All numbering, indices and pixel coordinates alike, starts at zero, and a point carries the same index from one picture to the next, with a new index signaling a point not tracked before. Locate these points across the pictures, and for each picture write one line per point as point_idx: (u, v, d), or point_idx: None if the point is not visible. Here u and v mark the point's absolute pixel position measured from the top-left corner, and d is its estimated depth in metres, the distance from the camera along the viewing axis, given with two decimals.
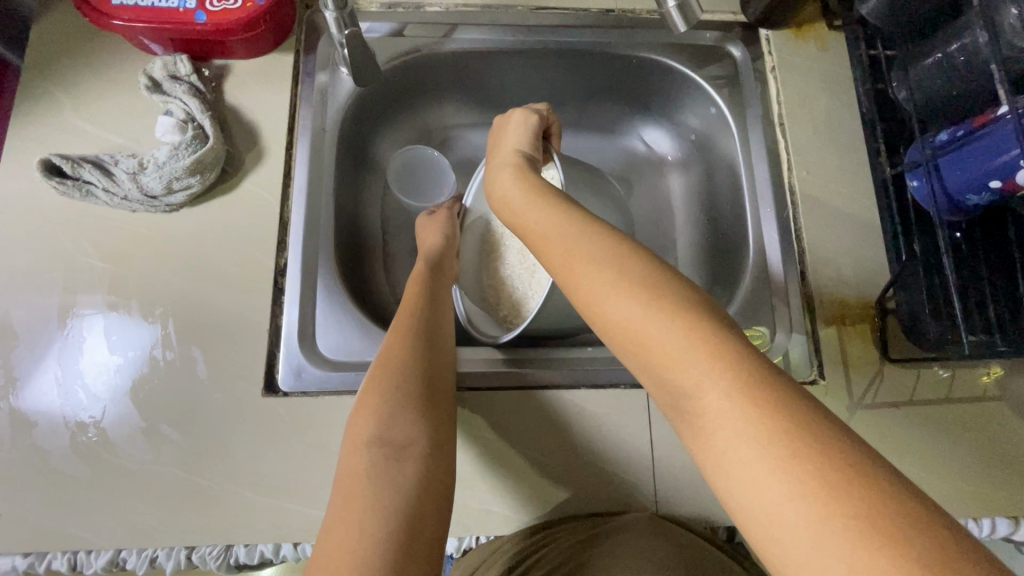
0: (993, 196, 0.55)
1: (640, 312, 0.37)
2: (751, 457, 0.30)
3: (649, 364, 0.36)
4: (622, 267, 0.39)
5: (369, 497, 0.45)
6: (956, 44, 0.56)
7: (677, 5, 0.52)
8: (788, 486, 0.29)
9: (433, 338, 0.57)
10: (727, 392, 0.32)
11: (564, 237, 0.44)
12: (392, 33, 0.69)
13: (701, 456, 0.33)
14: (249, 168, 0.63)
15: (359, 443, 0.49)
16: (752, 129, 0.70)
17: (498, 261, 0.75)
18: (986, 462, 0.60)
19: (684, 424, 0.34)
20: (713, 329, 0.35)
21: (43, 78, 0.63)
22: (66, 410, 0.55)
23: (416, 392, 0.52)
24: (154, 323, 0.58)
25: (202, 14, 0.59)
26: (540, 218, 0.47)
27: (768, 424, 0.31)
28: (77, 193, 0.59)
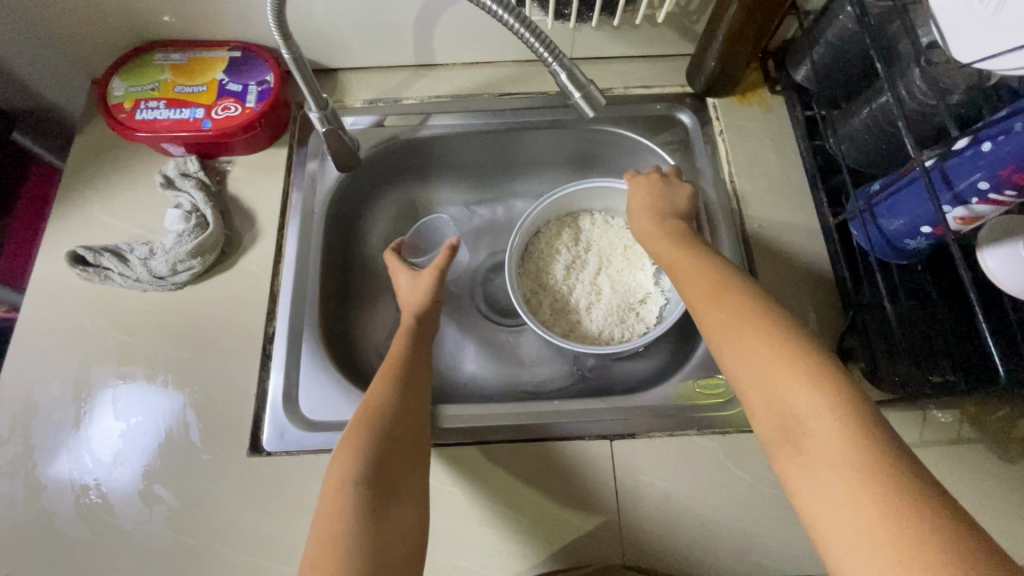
0: (929, 240, 0.59)
1: (756, 354, 0.47)
2: (839, 483, 0.39)
3: (759, 395, 0.46)
4: (747, 318, 0.49)
5: (351, 539, 0.46)
6: (876, 104, 0.61)
7: (582, 95, 0.51)
8: (854, 504, 0.38)
9: (399, 382, 0.60)
10: (831, 423, 0.41)
11: (714, 288, 0.54)
12: (374, 125, 0.78)
13: (786, 471, 0.43)
14: (244, 248, 0.71)
15: (337, 484, 0.50)
16: (704, 188, 0.75)
17: (550, 269, 0.81)
18: (966, 506, 0.59)
19: (782, 444, 0.43)
20: (828, 374, 0.44)
21: (76, 182, 0.73)
22: (75, 473, 0.60)
23: (381, 429, 0.54)
24: (157, 390, 0.64)
25: (208, 122, 0.70)
26: (692, 277, 0.56)
27: (859, 457, 0.39)
28: (96, 278, 0.67)
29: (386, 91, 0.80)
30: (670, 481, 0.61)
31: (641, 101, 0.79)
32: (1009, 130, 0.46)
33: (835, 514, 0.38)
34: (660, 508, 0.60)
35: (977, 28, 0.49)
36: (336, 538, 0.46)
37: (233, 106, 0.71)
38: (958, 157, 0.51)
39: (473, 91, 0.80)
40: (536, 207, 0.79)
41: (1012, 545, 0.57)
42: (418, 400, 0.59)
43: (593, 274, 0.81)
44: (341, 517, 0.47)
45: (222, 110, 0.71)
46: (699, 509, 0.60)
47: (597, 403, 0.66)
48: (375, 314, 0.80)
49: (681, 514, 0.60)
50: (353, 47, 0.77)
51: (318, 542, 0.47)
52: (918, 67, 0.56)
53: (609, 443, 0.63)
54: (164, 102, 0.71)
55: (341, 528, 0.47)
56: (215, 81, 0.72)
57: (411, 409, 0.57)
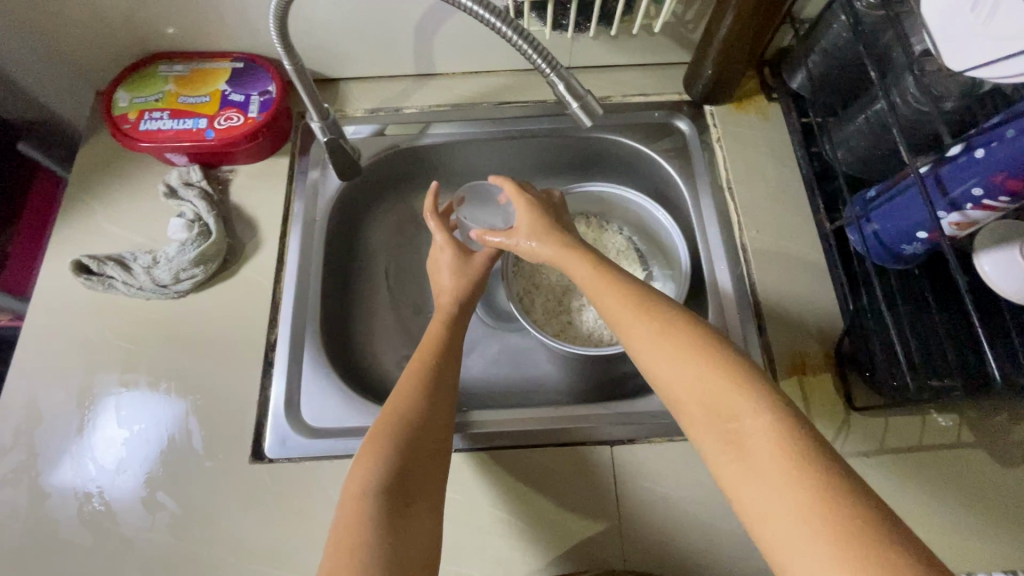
0: (924, 245, 0.59)
1: (681, 364, 0.48)
2: (775, 491, 0.40)
3: (694, 402, 0.47)
4: (672, 329, 0.51)
5: (371, 546, 0.45)
6: (871, 111, 0.62)
7: (578, 105, 0.52)
8: (791, 497, 0.39)
9: (426, 391, 0.57)
10: (760, 420, 0.43)
11: (629, 308, 0.54)
12: (375, 134, 0.79)
13: (723, 478, 0.44)
14: (247, 257, 0.71)
15: (356, 494, 0.48)
16: (702, 194, 0.76)
17: (544, 272, 0.82)
18: (966, 511, 0.59)
19: (721, 455, 0.44)
20: (749, 374, 0.46)
21: (80, 191, 0.74)
22: (78, 481, 0.61)
23: (400, 437, 0.52)
24: (160, 398, 0.64)
25: (211, 132, 0.71)
26: (611, 295, 0.56)
27: (789, 448, 0.41)
28: (100, 286, 0.68)
29: (388, 100, 0.81)
30: (671, 486, 0.61)
31: (639, 109, 0.80)
32: (1001, 137, 0.47)
33: (777, 510, 0.39)
34: (661, 513, 0.60)
35: (974, 38, 0.49)
36: (356, 546, 0.45)
37: (235, 116, 0.72)
38: (952, 163, 0.51)
39: (473, 99, 0.81)
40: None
41: (1012, 550, 0.57)
42: (443, 411, 0.57)
43: None
44: (359, 525, 0.46)
45: (225, 121, 0.71)
46: (700, 514, 0.60)
47: (597, 409, 0.66)
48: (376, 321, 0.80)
49: (682, 519, 0.60)
50: (355, 57, 0.78)
51: (335, 550, 0.45)
52: (912, 75, 0.57)
53: (610, 449, 0.63)
54: (168, 112, 0.72)
55: (360, 536, 0.45)
56: (218, 92, 0.73)
57: (432, 416, 0.56)
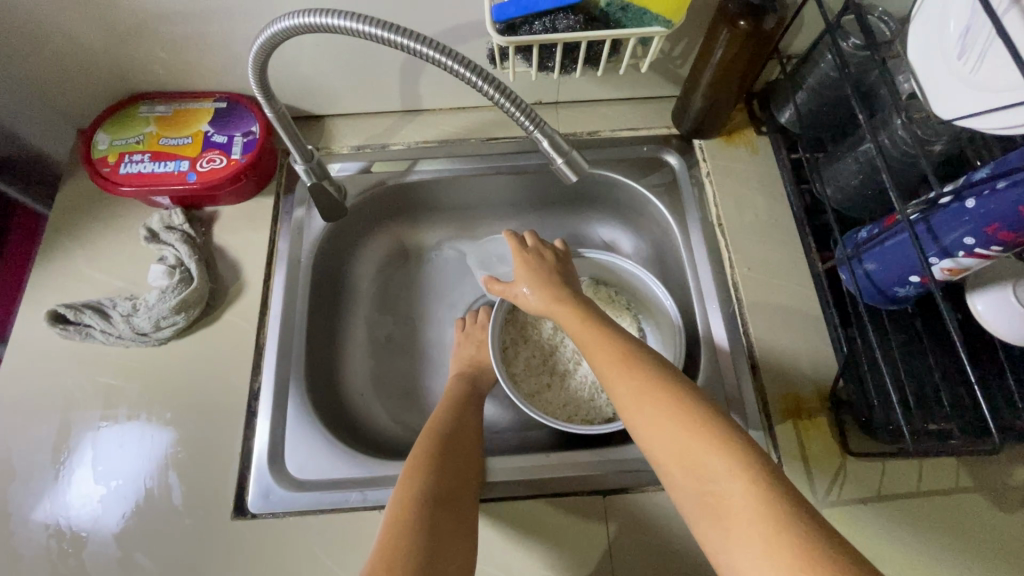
0: (918, 288, 0.59)
1: (658, 424, 0.48)
2: (753, 550, 0.40)
3: (673, 462, 0.47)
4: (652, 385, 0.51)
5: (415, 551, 0.47)
6: (860, 152, 0.62)
7: (564, 160, 0.51)
8: (768, 566, 0.38)
9: (455, 432, 0.62)
10: (738, 483, 0.43)
11: (614, 361, 0.55)
12: (361, 171, 0.78)
13: (706, 537, 0.43)
14: (230, 301, 0.70)
15: (402, 503, 0.52)
16: (693, 230, 0.75)
17: (538, 325, 0.80)
18: (967, 560, 0.58)
19: (702, 514, 0.44)
20: (727, 433, 0.46)
21: (58, 235, 0.72)
22: (65, 526, 0.59)
23: (443, 458, 0.57)
24: (153, 439, 0.63)
25: (193, 175, 0.69)
26: (597, 347, 0.57)
27: (767, 513, 0.40)
28: (78, 335, 0.66)
29: (373, 137, 0.80)
30: (667, 537, 0.59)
31: (628, 143, 0.80)
32: (993, 188, 0.46)
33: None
34: (656, 565, 0.58)
35: (963, 89, 0.48)
36: (393, 558, 0.46)
37: (218, 158, 0.71)
38: (945, 211, 0.51)
39: (460, 135, 0.80)
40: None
41: None
42: (470, 451, 0.61)
43: None
44: (404, 534, 0.49)
45: (207, 163, 0.70)
46: (697, 567, 0.58)
47: (590, 455, 0.64)
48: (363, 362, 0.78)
49: (679, 573, 0.58)
50: (340, 94, 0.77)
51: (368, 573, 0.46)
52: (900, 118, 0.56)
53: (603, 498, 0.61)
54: (149, 155, 0.70)
55: (401, 546, 0.47)
56: (200, 133, 0.72)
57: (470, 445, 0.61)
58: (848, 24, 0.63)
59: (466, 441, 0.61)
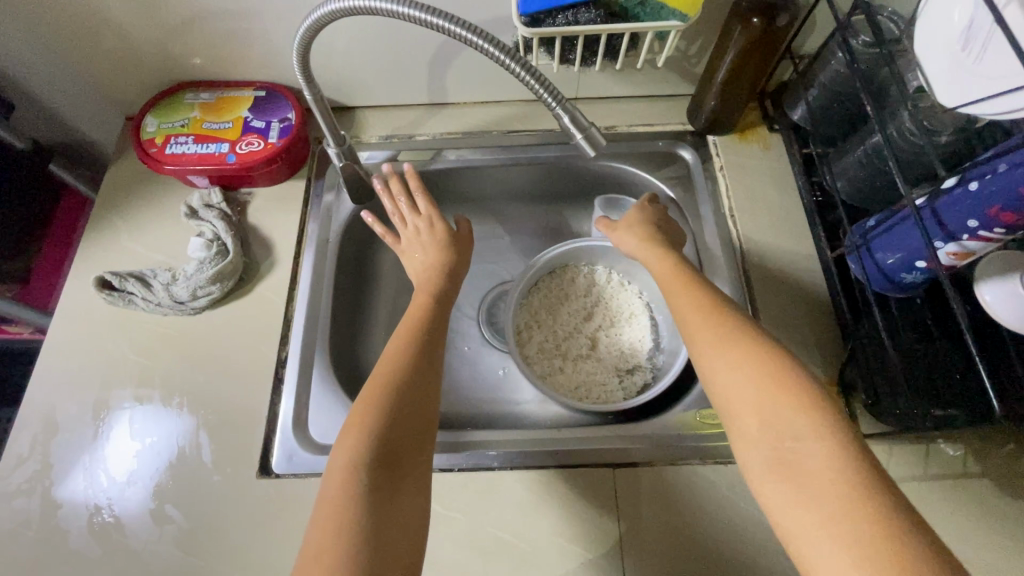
0: (924, 275, 0.61)
1: (744, 381, 0.51)
2: (820, 509, 0.43)
3: (753, 418, 0.49)
4: (748, 345, 0.53)
5: (360, 525, 0.47)
6: (870, 144, 0.64)
7: (584, 136, 0.54)
8: (831, 523, 0.42)
9: (414, 360, 0.60)
10: (822, 445, 0.45)
11: (708, 319, 0.56)
12: (388, 159, 0.82)
13: (766, 489, 0.46)
14: (262, 276, 0.74)
15: (347, 466, 0.51)
16: (705, 221, 0.78)
17: (556, 309, 0.84)
18: (973, 542, 0.58)
19: (769, 469, 0.46)
20: (815, 396, 0.48)
21: (104, 211, 0.77)
22: (88, 489, 0.62)
23: (393, 408, 0.55)
24: (174, 412, 0.66)
25: (233, 156, 0.74)
26: (688, 304, 0.59)
27: (846, 477, 0.43)
28: (121, 302, 0.70)
29: (400, 128, 0.84)
30: (675, 510, 0.61)
31: (644, 138, 0.83)
32: (994, 171, 0.48)
33: (814, 532, 0.42)
34: (663, 537, 0.60)
35: (968, 77, 0.51)
36: (341, 529, 0.47)
37: (256, 141, 0.75)
38: (948, 196, 0.52)
39: (483, 127, 0.84)
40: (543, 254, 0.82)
41: None
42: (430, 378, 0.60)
43: (590, 333, 0.83)
44: (349, 506, 0.48)
45: (246, 146, 0.75)
46: (704, 540, 0.59)
47: (600, 430, 0.66)
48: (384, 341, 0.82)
49: (685, 545, 0.59)
50: (370, 86, 0.81)
51: (322, 529, 0.48)
52: (906, 110, 0.59)
53: (613, 471, 0.63)
54: (193, 137, 0.75)
55: (349, 516, 0.48)
56: (240, 118, 0.77)
57: (427, 380, 0.59)
58: (858, 23, 0.66)
59: (419, 385, 0.58)
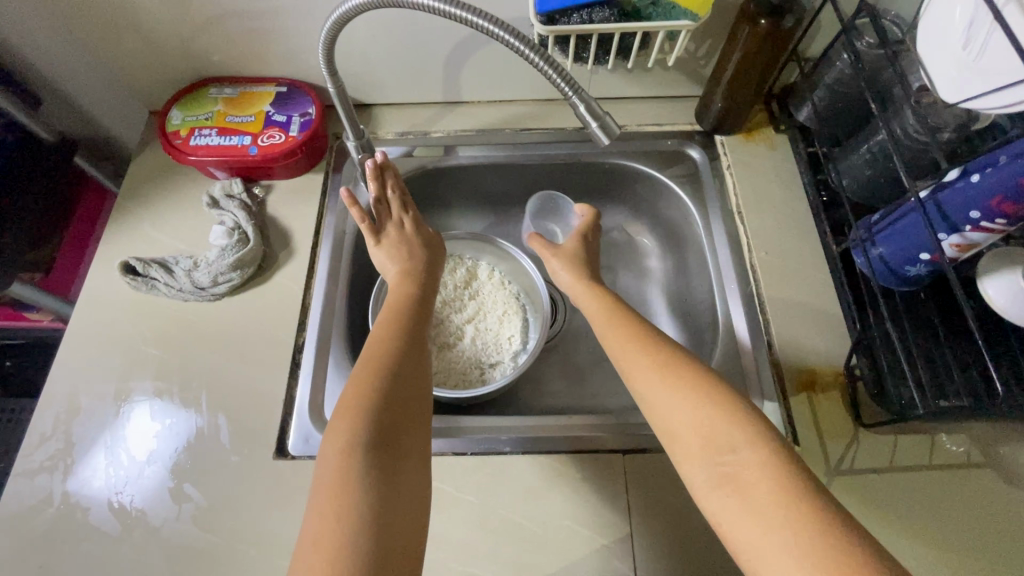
0: (928, 267, 0.62)
1: (679, 399, 0.53)
2: (767, 515, 0.44)
3: (693, 435, 0.51)
4: (674, 366, 0.56)
5: (364, 508, 0.47)
6: (875, 142, 0.66)
7: (598, 124, 0.56)
8: (777, 528, 0.43)
9: (405, 346, 0.60)
10: (754, 455, 0.48)
11: (637, 347, 0.59)
12: (404, 155, 0.84)
13: (714, 507, 0.47)
14: (280, 265, 0.76)
15: (343, 451, 0.49)
16: (713, 218, 0.79)
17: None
18: (977, 531, 0.59)
19: (717, 484, 0.48)
20: (743, 409, 0.51)
21: (128, 200, 0.79)
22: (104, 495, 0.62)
23: (385, 392, 0.54)
24: (187, 413, 0.67)
25: (255, 148, 0.76)
26: (619, 331, 0.62)
27: (782, 481, 0.45)
28: (144, 287, 0.72)
29: (416, 125, 0.86)
30: (683, 496, 0.62)
31: (653, 137, 0.85)
32: (995, 163, 0.50)
33: (761, 538, 0.43)
34: (673, 521, 0.61)
35: (969, 74, 0.52)
36: (346, 511, 0.46)
37: (277, 135, 0.78)
38: (949, 188, 0.54)
39: (497, 125, 0.86)
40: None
41: None
42: (422, 366, 0.60)
43: (465, 320, 0.85)
44: (350, 489, 0.47)
45: (267, 138, 0.77)
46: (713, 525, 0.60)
47: (610, 418, 0.67)
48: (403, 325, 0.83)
49: (695, 530, 0.60)
50: (388, 84, 0.84)
51: (325, 517, 0.47)
52: (909, 107, 0.61)
53: (624, 457, 0.64)
54: (216, 130, 0.78)
55: (351, 498, 0.47)
56: (262, 112, 0.79)
57: (417, 367, 0.59)
58: (862, 26, 0.68)
59: (408, 369, 0.57)
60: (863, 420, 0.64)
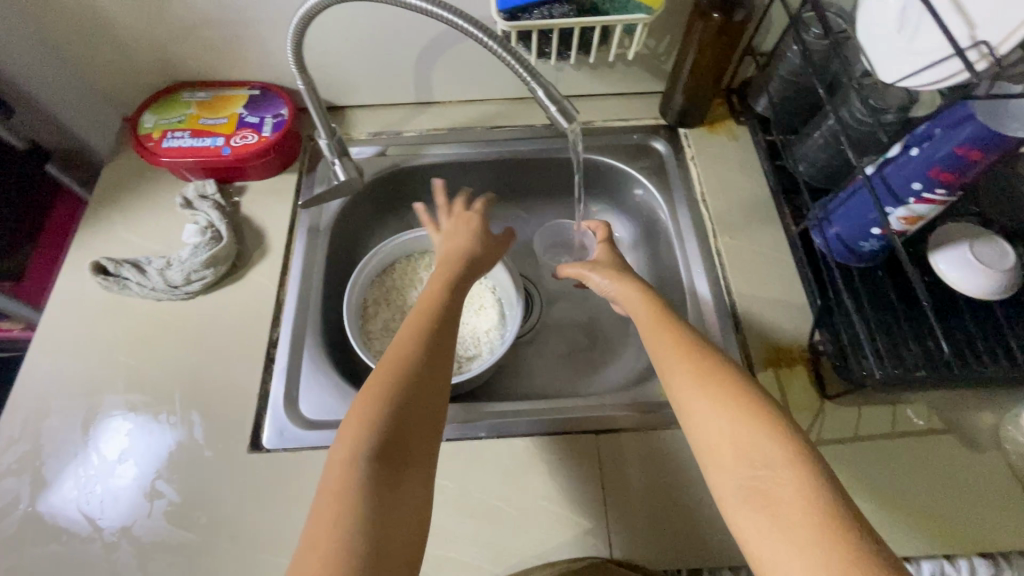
0: (880, 242, 0.65)
1: (722, 413, 0.51)
2: (807, 536, 0.42)
3: (731, 448, 0.49)
4: (719, 376, 0.54)
5: (364, 519, 0.43)
6: (825, 126, 0.69)
7: (558, 109, 0.57)
8: (817, 552, 0.41)
9: (427, 351, 0.56)
10: (798, 475, 0.46)
11: (681, 354, 0.58)
12: (377, 154, 0.86)
13: (746, 525, 0.45)
14: (254, 262, 0.76)
15: (346, 457, 0.47)
16: (679, 207, 0.82)
17: (404, 292, 0.85)
18: (941, 495, 0.61)
19: (753, 501, 0.46)
20: (781, 424, 0.50)
21: (100, 203, 0.79)
22: (79, 521, 0.60)
23: (397, 397, 0.51)
24: (163, 430, 0.65)
25: (227, 149, 0.77)
26: (663, 340, 0.60)
27: (826, 506, 0.43)
28: (116, 287, 0.72)
29: (388, 125, 0.88)
30: (656, 472, 0.63)
31: (620, 132, 0.88)
32: (931, 136, 0.53)
33: (794, 562, 0.42)
34: (647, 497, 0.62)
35: (902, 55, 0.56)
36: (340, 518, 0.43)
37: (250, 135, 0.79)
38: (893, 163, 0.57)
39: (468, 124, 0.88)
40: (395, 238, 0.84)
41: (985, 531, 0.59)
42: (441, 372, 0.56)
43: None
44: (347, 494, 0.44)
45: (240, 139, 0.78)
46: (685, 501, 0.61)
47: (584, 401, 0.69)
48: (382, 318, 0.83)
49: (669, 505, 0.61)
50: (360, 86, 0.86)
51: (318, 523, 0.44)
52: (853, 91, 0.64)
53: (597, 437, 0.65)
54: (189, 132, 0.79)
55: (347, 505, 0.44)
56: (234, 114, 0.80)
57: (437, 373, 0.55)
58: (809, 18, 0.72)
59: (422, 373, 0.54)
60: (827, 392, 0.66)
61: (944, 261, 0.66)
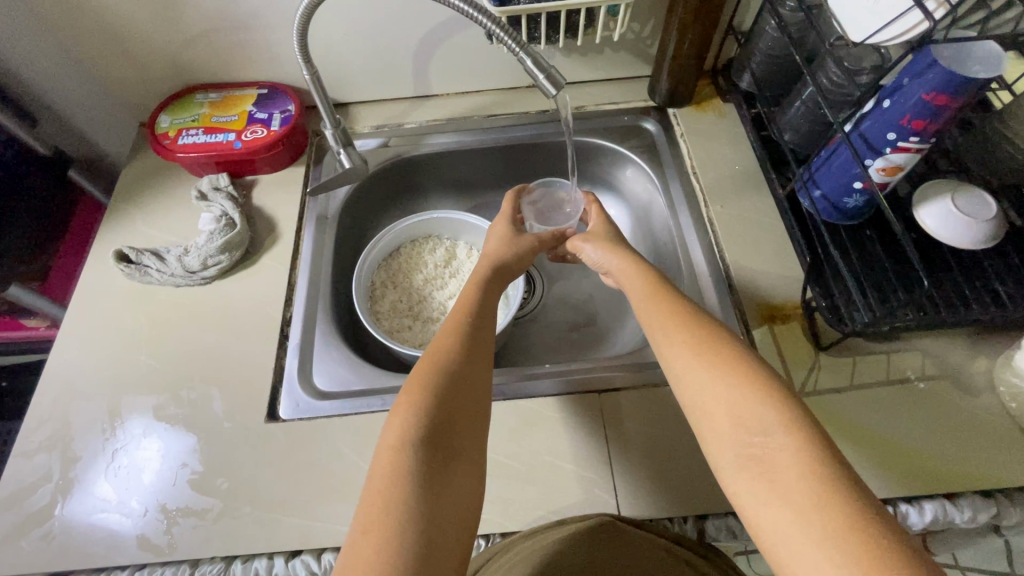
0: (865, 196, 0.68)
1: (714, 378, 0.50)
2: (796, 499, 0.41)
3: (722, 414, 0.48)
4: (712, 342, 0.53)
5: (409, 503, 0.45)
6: (807, 93, 0.72)
7: (545, 74, 0.60)
8: (807, 516, 0.40)
9: (465, 345, 0.58)
10: (787, 438, 0.44)
11: (678, 322, 0.56)
12: (379, 146, 0.90)
13: (739, 491, 0.44)
14: (266, 249, 0.80)
15: (394, 446, 0.48)
16: (671, 180, 0.85)
17: (410, 274, 0.89)
18: (939, 437, 0.62)
19: (744, 468, 0.44)
20: (782, 391, 0.48)
21: (119, 200, 0.84)
22: (113, 500, 0.62)
23: (439, 388, 0.53)
24: (184, 405, 0.68)
25: (239, 142, 0.82)
26: (659, 309, 0.59)
27: (815, 467, 0.42)
28: (137, 274, 0.76)
29: (390, 118, 0.93)
30: (659, 426, 0.65)
31: (611, 114, 0.91)
32: (901, 84, 0.57)
33: (785, 528, 0.40)
34: (651, 450, 0.64)
35: (868, 11, 0.58)
36: (390, 503, 0.44)
37: (260, 130, 0.83)
38: (869, 117, 0.60)
39: (465, 113, 0.92)
40: (400, 223, 0.88)
41: (985, 471, 0.60)
42: (479, 365, 0.57)
43: (447, 295, 0.88)
44: (395, 479, 0.46)
45: (251, 134, 0.83)
46: (687, 452, 0.63)
47: (585, 365, 0.71)
48: (393, 297, 0.86)
49: (671, 457, 0.63)
50: (362, 82, 0.91)
51: (370, 507, 0.45)
52: (830, 57, 0.67)
53: (600, 395, 0.68)
54: (203, 129, 0.83)
55: (399, 491, 0.45)
56: (245, 112, 0.85)
57: (474, 365, 0.57)
58: None
59: (460, 365, 0.55)
60: (820, 345, 0.68)
61: (921, 206, 0.68)
